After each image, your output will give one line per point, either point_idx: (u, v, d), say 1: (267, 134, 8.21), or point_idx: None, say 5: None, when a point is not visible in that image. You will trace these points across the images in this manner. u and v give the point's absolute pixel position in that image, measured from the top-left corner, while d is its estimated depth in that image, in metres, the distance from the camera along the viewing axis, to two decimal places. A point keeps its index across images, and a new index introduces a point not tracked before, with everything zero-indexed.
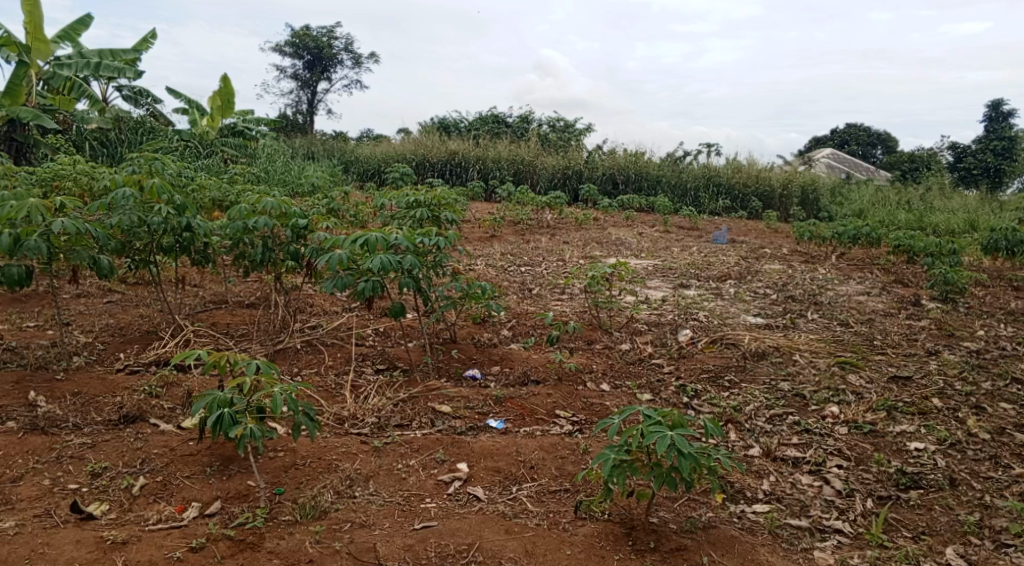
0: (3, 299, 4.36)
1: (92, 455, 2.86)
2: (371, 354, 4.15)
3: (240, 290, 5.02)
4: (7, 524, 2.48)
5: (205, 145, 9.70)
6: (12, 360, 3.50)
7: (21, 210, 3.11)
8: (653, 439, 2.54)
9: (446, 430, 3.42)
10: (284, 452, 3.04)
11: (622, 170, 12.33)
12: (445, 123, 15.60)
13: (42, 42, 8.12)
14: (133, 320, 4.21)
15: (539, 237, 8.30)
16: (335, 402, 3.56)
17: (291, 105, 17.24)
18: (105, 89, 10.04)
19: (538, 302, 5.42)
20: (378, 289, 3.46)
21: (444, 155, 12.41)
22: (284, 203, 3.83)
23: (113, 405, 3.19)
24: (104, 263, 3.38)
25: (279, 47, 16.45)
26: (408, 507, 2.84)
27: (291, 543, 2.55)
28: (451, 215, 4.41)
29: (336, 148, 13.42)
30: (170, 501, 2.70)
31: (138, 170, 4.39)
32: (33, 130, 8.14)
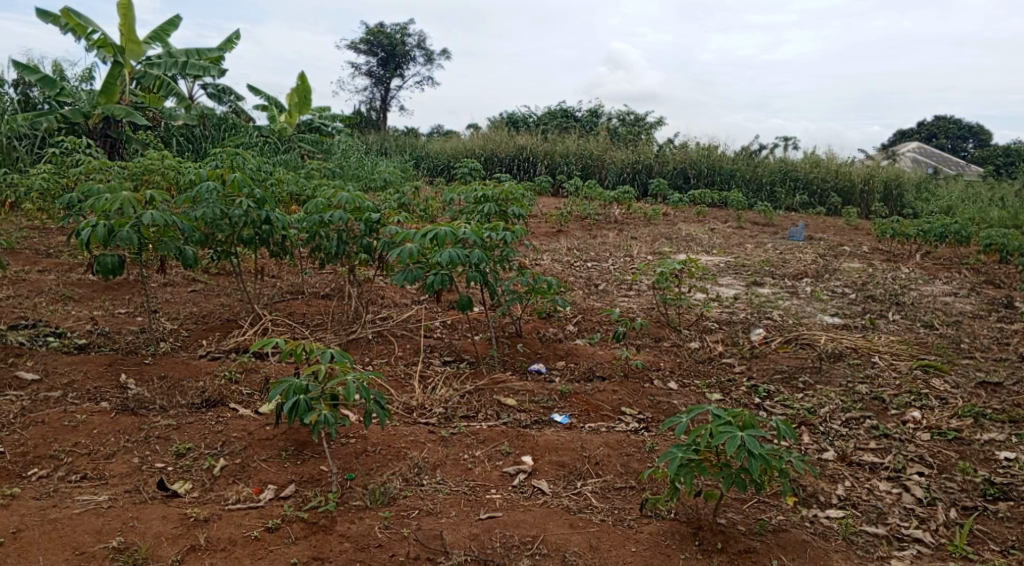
0: (97, 287, 4.61)
1: (177, 437, 3.01)
2: (438, 345, 4.22)
3: (316, 281, 5.18)
4: (101, 498, 2.63)
5: (284, 140, 10.01)
6: (106, 344, 3.71)
7: (115, 203, 3.27)
8: (722, 439, 2.50)
9: (511, 423, 3.46)
10: (356, 438, 3.13)
11: (694, 165, 12.14)
12: (514, 117, 15.67)
13: (135, 43, 8.50)
14: (215, 308, 4.39)
15: (607, 233, 8.25)
16: (404, 392, 3.64)
17: (364, 101, 17.62)
18: (191, 87, 10.46)
19: (605, 297, 5.40)
20: (447, 282, 3.52)
21: (512, 149, 12.49)
22: (358, 197, 3.91)
23: (196, 389, 3.34)
24: (190, 254, 3.54)
25: (354, 44, 16.79)
26: (473, 498, 2.88)
27: (362, 527, 2.61)
28: (518, 210, 4.43)
29: (408, 143, 13.64)
30: (248, 482, 2.82)
31: (220, 165, 4.57)
32: (125, 127, 8.55)
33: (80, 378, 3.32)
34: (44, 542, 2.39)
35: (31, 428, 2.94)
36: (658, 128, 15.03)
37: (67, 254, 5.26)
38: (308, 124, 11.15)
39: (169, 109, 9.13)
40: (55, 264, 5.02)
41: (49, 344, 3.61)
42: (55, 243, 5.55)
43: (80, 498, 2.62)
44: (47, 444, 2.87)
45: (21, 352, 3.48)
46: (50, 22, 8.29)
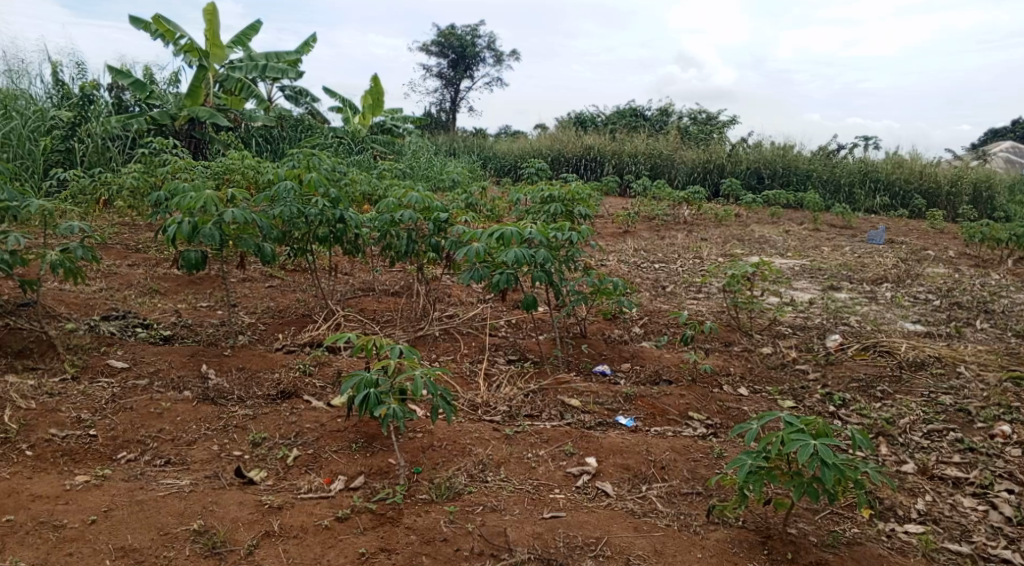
0: (181, 281, 4.83)
1: (254, 426, 3.13)
2: (504, 344, 4.26)
3: (386, 279, 5.30)
4: (183, 482, 2.76)
5: (357, 141, 10.25)
6: (189, 336, 3.89)
7: (199, 201, 3.42)
8: (794, 447, 2.44)
9: (575, 423, 3.46)
10: (423, 433, 3.18)
11: (768, 165, 11.86)
12: (582, 117, 15.65)
13: (219, 48, 8.85)
14: (291, 303, 4.54)
15: (675, 234, 8.15)
16: (470, 389, 3.69)
17: (434, 102, 17.89)
18: (270, 90, 10.81)
19: (673, 300, 5.34)
20: (512, 282, 3.54)
21: (580, 149, 12.49)
22: (427, 197, 3.98)
23: (272, 380, 3.47)
24: (267, 250, 3.67)
25: (425, 46, 17.06)
26: (538, 496, 2.89)
27: (428, 521, 2.67)
28: (584, 210, 4.43)
29: (476, 144, 13.78)
30: (319, 472, 2.91)
31: (297, 165, 4.73)
32: (209, 128, 8.88)
33: (164, 368, 3.48)
34: (132, 521, 2.52)
35: (121, 413, 3.09)
36: (730, 128, 14.73)
37: (154, 250, 5.52)
38: (380, 125, 11.38)
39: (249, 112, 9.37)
40: (143, 258, 5.29)
41: (137, 335, 3.80)
42: (143, 239, 5.83)
43: (164, 481, 2.75)
44: (135, 429, 3.01)
45: (112, 341, 3.67)
46: (141, 29, 8.70)
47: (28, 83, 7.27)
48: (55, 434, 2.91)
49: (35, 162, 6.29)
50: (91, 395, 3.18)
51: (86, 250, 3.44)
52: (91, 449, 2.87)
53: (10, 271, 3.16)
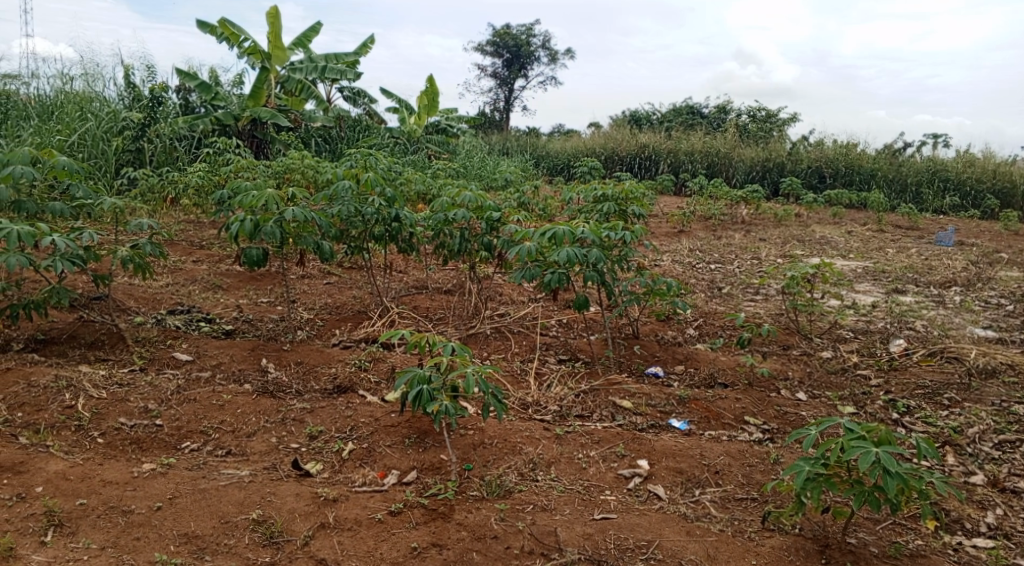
0: (243, 277, 4.97)
1: (311, 419, 3.20)
2: (555, 344, 4.26)
3: (439, 277, 5.36)
4: (243, 472, 2.84)
5: (413, 141, 10.38)
6: (250, 330, 4.00)
7: (260, 199, 3.51)
8: (854, 455, 2.38)
9: (627, 425, 3.44)
10: (474, 430, 3.21)
11: (830, 164, 11.56)
12: (637, 115, 15.53)
13: (280, 50, 9.04)
14: (348, 300, 4.63)
15: (732, 234, 8.02)
16: (521, 388, 3.70)
17: (489, 102, 17.99)
18: (329, 90, 11.03)
19: (729, 301, 5.26)
20: (564, 281, 3.54)
21: (635, 148, 12.41)
22: (481, 196, 4.00)
23: (328, 375, 3.55)
24: (326, 248, 3.75)
25: (480, 46, 17.17)
26: (588, 497, 2.89)
27: (479, 517, 2.69)
28: (638, 210, 4.40)
29: (529, 143, 13.82)
30: (373, 466, 2.96)
31: (355, 165, 4.82)
32: (270, 128, 9.09)
33: (226, 361, 3.59)
34: (195, 509, 2.60)
35: (186, 404, 3.19)
36: (790, 126, 14.42)
37: (218, 247, 5.70)
38: (435, 125, 11.48)
39: (309, 112, 9.59)
40: (207, 255, 5.45)
41: (201, 329, 3.92)
42: (207, 236, 6.03)
43: (225, 471, 2.84)
44: (198, 420, 3.11)
45: (178, 335, 3.80)
46: (208, 33, 8.97)
47: (102, 86, 7.57)
48: (124, 423, 3.02)
49: (108, 162, 6.55)
50: (157, 386, 3.30)
51: (155, 247, 3.57)
52: (157, 438, 2.97)
53: (85, 266, 3.30)
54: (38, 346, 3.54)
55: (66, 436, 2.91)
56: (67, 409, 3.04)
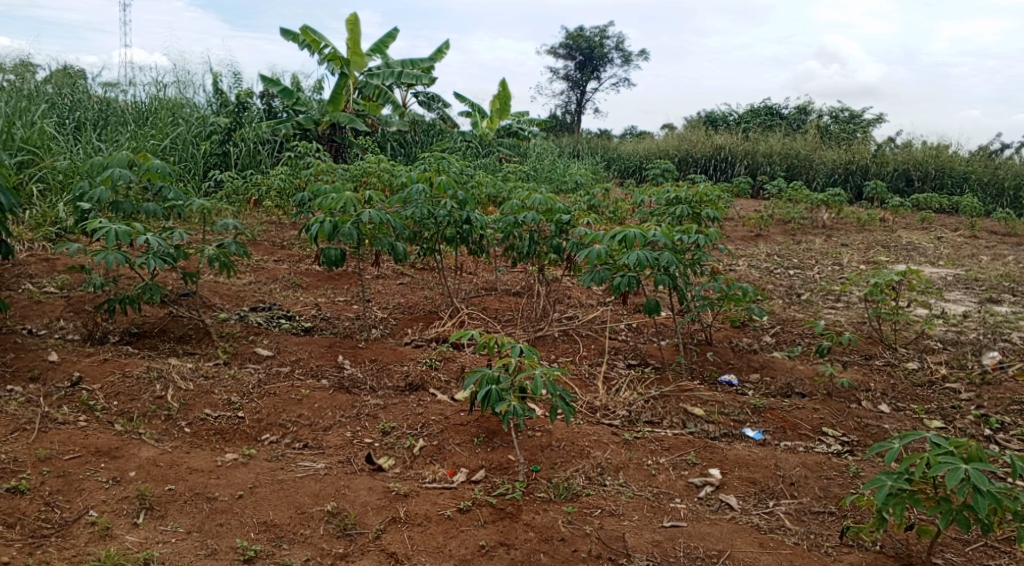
0: (322, 277, 5.13)
1: (383, 415, 3.28)
2: (624, 348, 4.24)
3: (509, 279, 5.40)
4: (319, 465, 2.94)
5: (485, 145, 10.50)
6: (327, 328, 4.14)
7: (339, 202, 3.63)
8: (941, 471, 2.29)
9: (699, 433, 3.40)
10: (542, 432, 3.22)
11: (918, 166, 11.10)
12: (713, 116, 15.28)
13: (359, 56, 9.27)
14: (420, 300, 4.73)
15: (812, 239, 7.79)
16: (589, 391, 3.70)
17: (561, 104, 18.02)
18: (405, 96, 11.26)
19: (808, 308, 5.12)
20: (634, 285, 3.51)
21: (710, 149, 12.20)
22: (551, 198, 4.02)
23: (401, 373, 3.63)
24: (400, 249, 3.83)
25: (553, 49, 17.21)
26: (657, 504, 2.87)
27: (546, 519, 2.71)
28: (713, 213, 4.33)
29: (601, 146, 13.78)
30: (442, 464, 3.02)
31: (429, 168, 4.92)
32: (348, 133, 9.35)
33: (304, 357, 3.72)
34: (274, 499, 2.71)
35: (266, 397, 3.32)
36: (875, 127, 13.92)
37: (298, 247, 5.90)
38: (506, 128, 11.55)
39: (385, 117, 9.81)
40: (287, 255, 5.65)
41: (281, 326, 4.07)
42: (287, 236, 6.24)
43: (302, 464, 2.94)
44: (277, 413, 3.23)
45: (259, 330, 3.96)
46: (291, 40, 9.29)
47: (192, 93, 7.97)
48: (209, 414, 3.17)
49: (196, 165, 6.86)
50: (240, 379, 3.44)
51: (239, 246, 3.73)
52: (239, 430, 3.10)
53: (175, 264, 3.47)
54: (133, 339, 3.74)
55: (157, 424, 3.07)
56: (158, 398, 3.20)
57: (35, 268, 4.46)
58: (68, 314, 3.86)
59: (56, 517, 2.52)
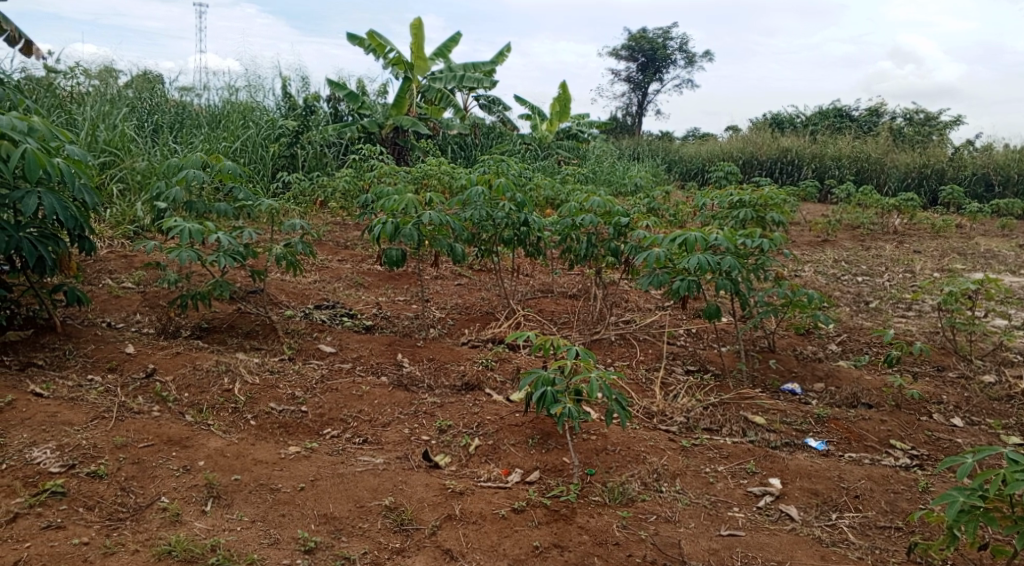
0: (382, 276, 5.23)
1: (440, 413, 3.33)
2: (683, 353, 4.20)
3: (565, 282, 5.41)
4: (378, 460, 3.00)
5: (544, 147, 10.53)
6: (387, 327, 4.22)
7: (401, 204, 3.70)
8: (1018, 489, 2.19)
9: (759, 441, 3.34)
10: (597, 435, 3.22)
11: (999, 170, 10.64)
12: (779, 118, 14.96)
13: (422, 60, 9.42)
14: (477, 301, 4.78)
15: (882, 245, 7.55)
16: (646, 396, 3.67)
17: (622, 106, 17.91)
18: (466, 98, 11.38)
19: (877, 317, 4.97)
20: (694, 289, 3.48)
21: (776, 152, 12.00)
22: (609, 201, 4.01)
23: (457, 372, 3.68)
24: (458, 250, 3.88)
25: (615, 51, 17.12)
26: (715, 512, 2.84)
27: (601, 523, 2.71)
28: (777, 217, 4.26)
29: (662, 148, 13.66)
30: (497, 464, 3.05)
31: (488, 171, 4.97)
32: (411, 135, 9.49)
33: (364, 354, 3.81)
34: (334, 492, 2.78)
35: (328, 393, 3.41)
36: (952, 130, 13.40)
37: (360, 247, 6.03)
38: (566, 131, 11.56)
39: (446, 120, 9.92)
40: (350, 255, 5.79)
41: (343, 324, 4.17)
42: (351, 236, 6.39)
43: (362, 458, 3.01)
44: (338, 409, 3.31)
45: (322, 328, 4.07)
46: (356, 45, 9.49)
47: (262, 96, 8.23)
48: (274, 407, 3.27)
49: (265, 166, 7.07)
50: (303, 375, 3.54)
51: (305, 246, 3.83)
52: (302, 424, 3.20)
53: (244, 263, 3.60)
54: (203, 333, 3.89)
55: (225, 416, 3.19)
56: (226, 391, 3.33)
57: (114, 264, 4.68)
58: (144, 309, 4.03)
59: (131, 501, 2.64)
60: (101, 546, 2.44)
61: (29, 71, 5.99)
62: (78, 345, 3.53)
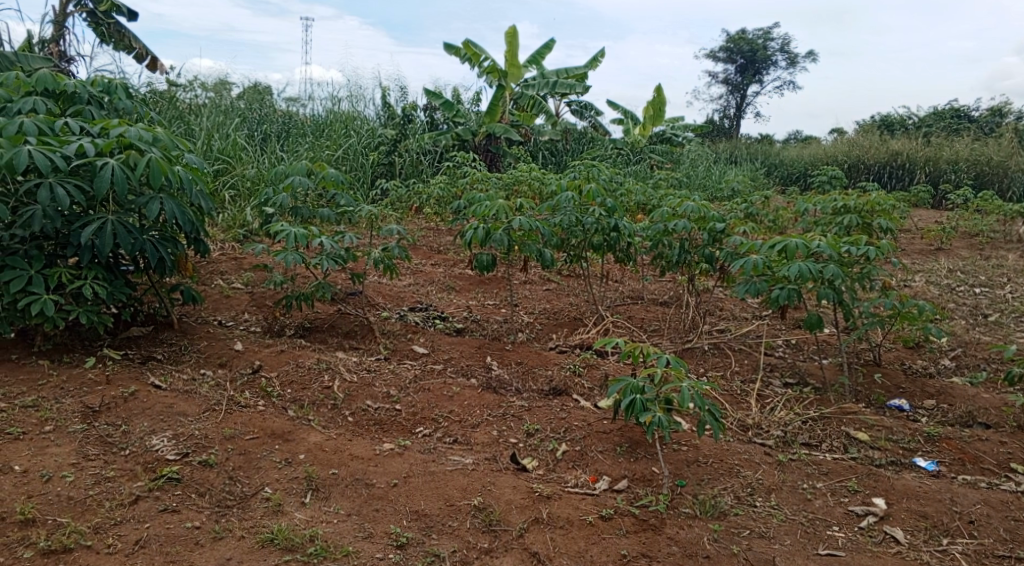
0: (473, 280, 5.32)
1: (528, 417, 3.36)
2: (780, 365, 4.08)
3: (656, 288, 5.35)
4: (468, 460, 3.06)
5: (636, 151, 10.43)
6: (477, 330, 4.29)
7: (492, 209, 3.75)
8: None
9: (862, 458, 3.20)
10: (688, 446, 3.16)
11: None
12: (889, 120, 14.27)
13: (516, 68, 9.53)
14: (566, 306, 4.79)
15: (1004, 254, 7.06)
16: (739, 408, 3.57)
17: (719, 109, 17.52)
18: (559, 104, 11.42)
19: (996, 331, 4.67)
20: (793, 298, 3.38)
21: (885, 155, 11.39)
22: (704, 206, 3.91)
23: (545, 377, 3.70)
24: (547, 255, 3.91)
25: (712, 53, 16.79)
26: (813, 530, 2.74)
27: (690, 535, 2.66)
28: (885, 223, 4.07)
29: (761, 152, 13.28)
30: (585, 470, 3.05)
31: (579, 177, 4.98)
32: (504, 142, 9.59)
33: (455, 356, 3.88)
34: (425, 489, 2.85)
35: (421, 393, 3.50)
36: None
37: (453, 252, 6.15)
38: (660, 135, 11.42)
39: (538, 127, 9.98)
40: (443, 259, 5.92)
41: (435, 326, 4.28)
42: (444, 241, 6.53)
43: (452, 457, 3.08)
44: (430, 408, 3.39)
45: (416, 329, 4.18)
46: (452, 54, 9.69)
47: (363, 106, 8.51)
48: (370, 405, 3.39)
49: (365, 173, 7.30)
50: (398, 374, 3.65)
51: (401, 250, 3.96)
52: (396, 422, 3.30)
53: (345, 265, 3.74)
54: (305, 333, 4.08)
55: (324, 412, 3.33)
56: (325, 388, 3.47)
57: (225, 265, 4.96)
58: (251, 309, 4.26)
59: (238, 489, 2.80)
60: (211, 531, 2.59)
61: (153, 85, 6.42)
62: (192, 341, 3.76)
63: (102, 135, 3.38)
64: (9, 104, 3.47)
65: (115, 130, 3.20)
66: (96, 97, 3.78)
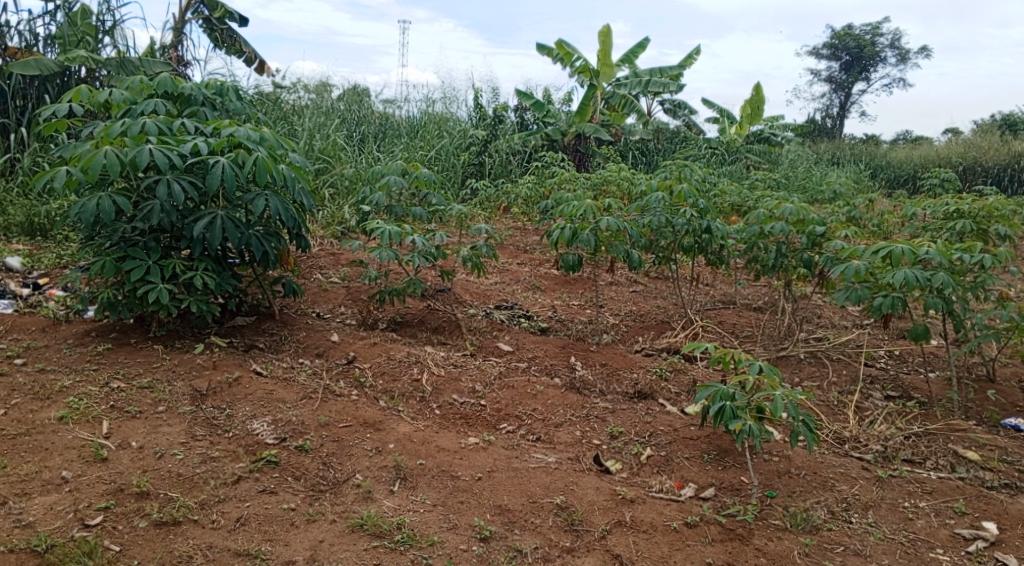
0: (560, 281, 5.33)
1: (612, 419, 3.34)
2: (881, 377, 3.89)
3: (749, 293, 5.21)
4: (551, 458, 3.08)
5: (732, 151, 10.17)
6: (562, 330, 4.30)
7: (579, 209, 3.75)
8: None
9: (970, 479, 3.02)
10: (780, 457, 3.06)
11: None
12: (1010, 120, 13.38)
13: (608, 67, 9.48)
14: (653, 309, 4.72)
15: None
16: (836, 420, 3.43)
17: (822, 108, 16.86)
18: (651, 104, 11.28)
19: None
20: (898, 307, 3.22)
21: (1005, 157, 10.67)
22: (803, 208, 3.76)
23: (630, 379, 3.67)
24: (635, 257, 3.86)
25: (816, 50, 16.18)
26: (914, 551, 2.61)
27: (780, 547, 2.59)
28: (1003, 229, 3.82)
29: (866, 153, 12.69)
30: (670, 475, 3.00)
31: (670, 177, 4.91)
32: (593, 142, 9.53)
33: (540, 356, 3.90)
34: (509, 485, 2.89)
35: (506, 390, 3.54)
36: None
37: (541, 252, 6.18)
38: (757, 135, 11.09)
39: (629, 126, 9.88)
40: (531, 259, 5.95)
41: (521, 325, 4.31)
42: (532, 241, 6.56)
43: (535, 455, 3.10)
44: (514, 405, 3.43)
45: (502, 327, 4.22)
46: (545, 54, 9.73)
47: (457, 107, 8.65)
48: (456, 399, 3.45)
49: (456, 173, 7.42)
50: (484, 370, 3.71)
51: (489, 248, 3.99)
52: (481, 417, 3.34)
53: (435, 263, 3.81)
54: (396, 327, 4.19)
55: (413, 404, 3.41)
56: (415, 381, 3.56)
57: (322, 260, 5.15)
58: (346, 303, 4.41)
59: (330, 475, 2.91)
60: (305, 513, 2.71)
61: (261, 87, 6.76)
62: (292, 332, 3.93)
63: (214, 134, 3.58)
64: (132, 106, 3.74)
65: (226, 130, 3.37)
66: (209, 99, 4.00)
